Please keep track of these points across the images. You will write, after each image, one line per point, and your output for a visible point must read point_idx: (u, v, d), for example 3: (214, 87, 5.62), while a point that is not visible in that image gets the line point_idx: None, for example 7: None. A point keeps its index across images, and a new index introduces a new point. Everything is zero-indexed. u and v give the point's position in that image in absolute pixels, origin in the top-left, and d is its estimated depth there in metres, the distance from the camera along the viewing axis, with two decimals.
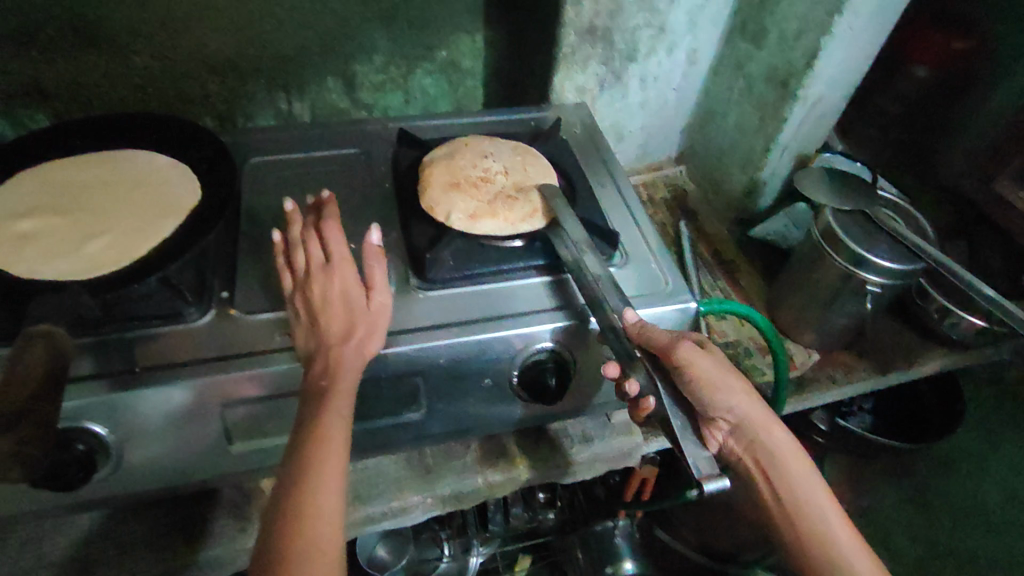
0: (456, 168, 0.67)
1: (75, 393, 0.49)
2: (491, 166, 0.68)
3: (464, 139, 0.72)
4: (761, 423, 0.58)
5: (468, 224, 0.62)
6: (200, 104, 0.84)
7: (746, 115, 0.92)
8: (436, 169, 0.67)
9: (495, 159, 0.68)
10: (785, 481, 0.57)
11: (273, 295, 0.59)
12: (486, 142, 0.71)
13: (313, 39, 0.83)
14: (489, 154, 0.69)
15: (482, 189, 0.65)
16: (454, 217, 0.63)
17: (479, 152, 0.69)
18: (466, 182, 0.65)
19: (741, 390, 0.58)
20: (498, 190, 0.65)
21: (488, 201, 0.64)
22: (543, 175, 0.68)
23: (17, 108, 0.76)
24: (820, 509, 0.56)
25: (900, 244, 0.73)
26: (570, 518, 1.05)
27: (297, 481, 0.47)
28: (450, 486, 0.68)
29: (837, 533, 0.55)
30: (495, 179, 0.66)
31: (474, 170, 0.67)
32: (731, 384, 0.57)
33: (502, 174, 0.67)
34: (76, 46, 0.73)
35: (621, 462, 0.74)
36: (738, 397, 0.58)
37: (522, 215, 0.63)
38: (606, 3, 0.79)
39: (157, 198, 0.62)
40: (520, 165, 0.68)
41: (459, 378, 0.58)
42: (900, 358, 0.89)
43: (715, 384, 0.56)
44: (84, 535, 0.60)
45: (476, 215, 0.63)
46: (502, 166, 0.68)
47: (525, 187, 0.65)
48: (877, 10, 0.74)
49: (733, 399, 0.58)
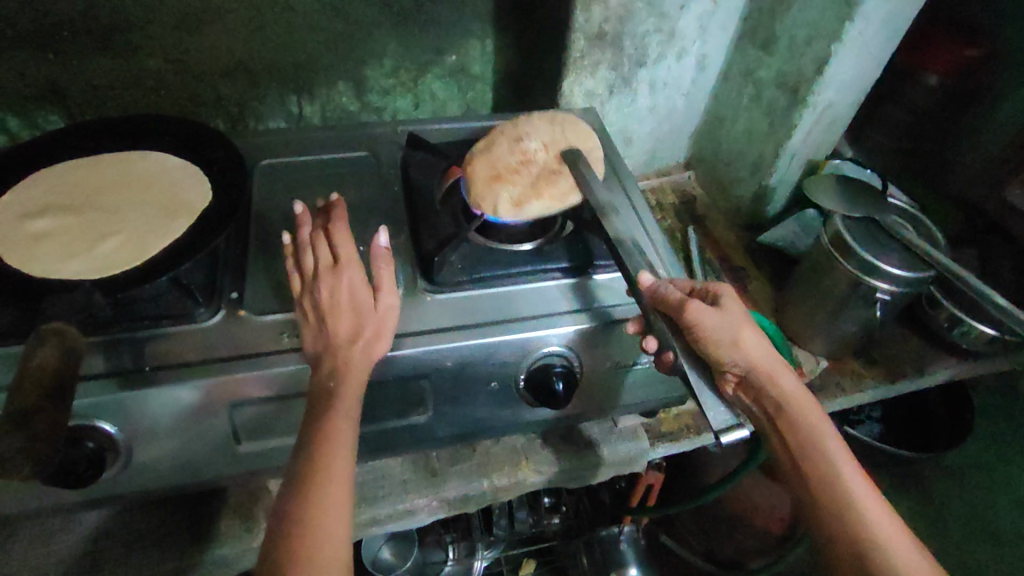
0: (495, 150, 0.65)
1: (87, 390, 0.50)
2: (530, 146, 0.65)
3: (497, 125, 0.69)
4: (773, 374, 0.55)
5: (516, 212, 0.62)
6: (210, 105, 0.85)
7: (756, 121, 0.92)
8: (477, 162, 0.65)
9: (534, 135, 0.66)
10: (801, 437, 0.53)
11: (282, 296, 0.60)
12: (523, 119, 0.69)
13: (324, 42, 0.83)
14: (525, 132, 0.66)
15: (526, 173, 0.63)
16: (501, 207, 0.62)
17: (516, 133, 0.66)
18: (508, 170, 0.63)
19: (755, 342, 0.55)
20: (541, 173, 0.64)
21: (531, 183, 0.63)
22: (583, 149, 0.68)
23: (33, 109, 0.77)
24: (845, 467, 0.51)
25: (909, 251, 0.73)
26: (575, 524, 1.06)
27: (304, 481, 0.47)
28: (455, 489, 0.68)
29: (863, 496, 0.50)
30: (536, 157, 0.65)
31: (514, 152, 0.64)
32: (744, 337, 0.54)
33: (541, 152, 0.65)
34: (91, 48, 0.74)
35: (626, 467, 0.74)
36: (749, 350, 0.55)
37: (567, 189, 0.64)
38: (615, 8, 0.80)
39: (169, 200, 0.62)
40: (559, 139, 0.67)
41: (466, 381, 0.58)
42: (909, 366, 0.88)
43: (727, 335, 0.54)
44: (92, 533, 0.60)
45: (523, 200, 0.62)
46: (541, 145, 0.66)
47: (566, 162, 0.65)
48: (889, 17, 0.74)
49: (744, 349, 0.55)
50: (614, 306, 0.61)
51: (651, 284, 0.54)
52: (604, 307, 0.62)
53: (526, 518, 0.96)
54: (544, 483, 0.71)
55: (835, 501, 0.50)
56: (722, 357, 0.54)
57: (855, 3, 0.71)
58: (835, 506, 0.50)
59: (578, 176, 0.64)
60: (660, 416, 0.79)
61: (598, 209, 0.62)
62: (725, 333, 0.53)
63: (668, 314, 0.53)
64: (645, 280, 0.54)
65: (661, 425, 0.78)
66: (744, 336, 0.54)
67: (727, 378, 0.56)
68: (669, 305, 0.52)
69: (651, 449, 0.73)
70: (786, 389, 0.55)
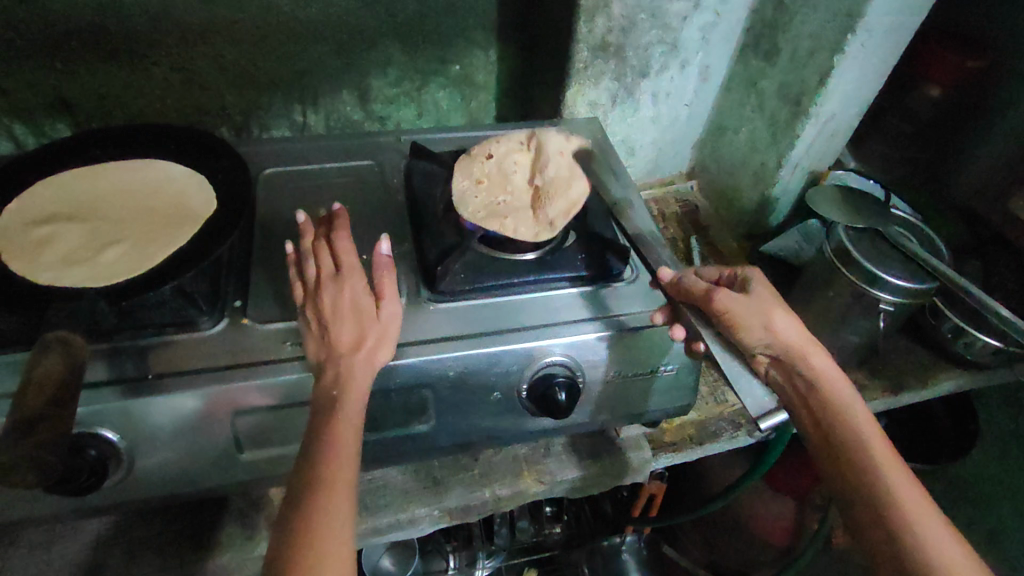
0: (500, 190, 0.67)
1: (90, 399, 0.50)
2: (515, 171, 0.69)
3: (478, 171, 0.69)
4: (802, 351, 0.56)
5: (547, 215, 0.64)
6: (217, 114, 0.85)
7: (758, 132, 0.92)
8: (493, 200, 0.65)
9: (543, 172, 0.69)
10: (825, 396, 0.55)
11: (286, 305, 0.60)
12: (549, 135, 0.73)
13: (330, 52, 0.84)
14: (504, 165, 0.69)
15: (525, 193, 0.66)
16: (536, 218, 0.64)
17: (501, 170, 0.69)
18: (518, 197, 0.66)
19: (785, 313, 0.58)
20: (531, 188, 0.67)
21: (538, 197, 0.66)
22: (544, 149, 0.71)
23: (39, 116, 0.78)
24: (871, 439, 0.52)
25: (911, 262, 0.73)
26: (577, 532, 1.03)
27: (307, 493, 0.47)
28: (458, 499, 0.68)
29: (891, 463, 0.51)
30: (520, 179, 0.68)
31: (510, 184, 0.67)
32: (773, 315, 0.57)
33: (519, 171, 0.69)
34: (98, 57, 0.75)
35: (629, 477, 0.73)
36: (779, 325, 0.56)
37: (554, 177, 0.68)
38: (619, 19, 0.80)
39: (176, 207, 0.63)
40: (543, 162, 0.70)
41: (469, 391, 0.58)
42: (914, 377, 0.88)
43: (753, 317, 0.56)
44: (95, 541, 0.60)
45: (546, 204, 0.65)
46: (520, 168, 0.69)
47: (581, 195, 0.67)
48: (891, 28, 0.74)
49: (775, 326, 0.56)
50: (616, 316, 0.62)
51: (671, 278, 0.60)
52: (607, 317, 0.61)
53: (527, 526, 0.99)
54: (546, 493, 0.71)
55: (857, 464, 0.51)
56: (752, 340, 0.56)
57: (857, 15, 0.71)
58: (861, 475, 0.51)
59: (558, 177, 0.68)
60: (663, 426, 0.78)
61: (573, 181, 0.69)
62: (753, 315, 0.56)
63: (696, 305, 0.58)
64: (663, 276, 0.61)
65: (664, 435, 0.77)
66: (774, 313, 0.57)
67: (761, 358, 0.57)
68: (693, 296, 0.58)
69: (653, 459, 0.72)
70: (818, 363, 0.56)
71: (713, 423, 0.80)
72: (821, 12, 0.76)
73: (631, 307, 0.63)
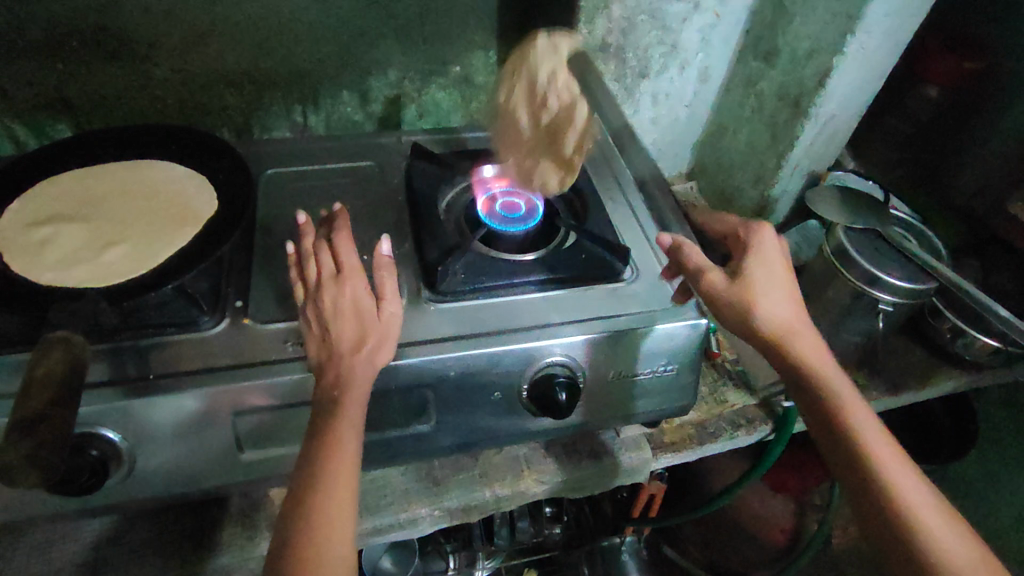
0: (523, 142, 0.76)
1: (91, 399, 0.50)
2: (525, 118, 0.77)
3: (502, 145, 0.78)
4: (794, 334, 0.56)
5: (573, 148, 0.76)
6: (218, 115, 0.86)
7: (757, 133, 0.92)
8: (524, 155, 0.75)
9: (548, 99, 0.76)
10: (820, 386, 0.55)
11: (287, 306, 0.60)
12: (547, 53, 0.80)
13: (331, 53, 0.84)
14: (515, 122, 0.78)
15: (543, 133, 0.76)
16: (565, 156, 0.75)
17: (514, 126, 0.78)
18: (540, 143, 0.75)
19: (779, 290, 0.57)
20: (545, 126, 0.76)
21: (554, 131, 0.76)
22: (533, 77, 0.78)
23: (40, 117, 0.78)
24: (866, 420, 0.54)
25: (911, 263, 0.73)
26: (576, 534, 1.05)
27: (309, 494, 0.47)
28: (458, 500, 0.68)
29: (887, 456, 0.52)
30: (532, 123, 0.76)
31: (527, 132, 0.76)
32: (768, 294, 0.57)
33: (527, 118, 0.77)
34: (99, 58, 0.75)
35: (629, 477, 0.74)
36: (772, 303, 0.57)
37: (557, 104, 0.76)
38: (619, 21, 0.80)
39: (177, 208, 0.63)
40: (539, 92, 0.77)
41: (469, 391, 0.58)
42: (913, 378, 0.88)
43: (750, 296, 0.56)
44: (95, 541, 0.60)
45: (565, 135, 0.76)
46: (527, 111, 0.77)
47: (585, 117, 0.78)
48: (890, 30, 0.74)
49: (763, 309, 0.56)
50: (616, 316, 0.62)
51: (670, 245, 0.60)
52: (608, 318, 0.62)
53: (527, 527, 0.98)
54: (547, 493, 0.71)
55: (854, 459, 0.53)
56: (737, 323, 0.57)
57: (855, 17, 0.72)
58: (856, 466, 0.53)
59: (558, 100, 0.76)
60: (663, 427, 0.78)
61: (570, 98, 0.77)
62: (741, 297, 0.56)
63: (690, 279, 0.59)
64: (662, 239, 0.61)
65: (664, 435, 0.77)
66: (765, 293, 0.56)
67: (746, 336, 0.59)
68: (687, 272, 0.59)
69: (653, 459, 0.73)
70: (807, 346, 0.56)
71: (713, 423, 0.80)
72: (820, 13, 0.76)
73: (631, 306, 0.63)
